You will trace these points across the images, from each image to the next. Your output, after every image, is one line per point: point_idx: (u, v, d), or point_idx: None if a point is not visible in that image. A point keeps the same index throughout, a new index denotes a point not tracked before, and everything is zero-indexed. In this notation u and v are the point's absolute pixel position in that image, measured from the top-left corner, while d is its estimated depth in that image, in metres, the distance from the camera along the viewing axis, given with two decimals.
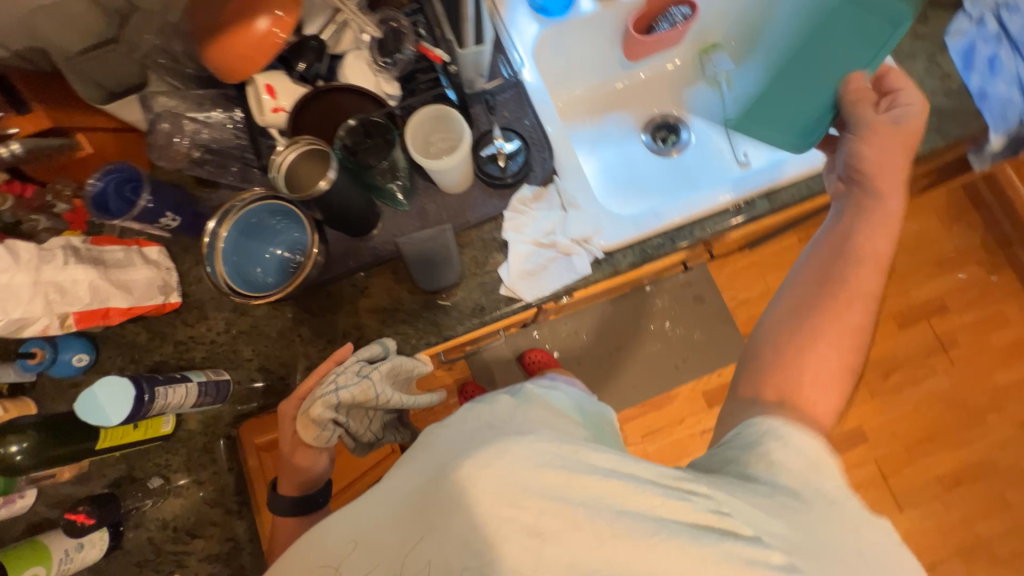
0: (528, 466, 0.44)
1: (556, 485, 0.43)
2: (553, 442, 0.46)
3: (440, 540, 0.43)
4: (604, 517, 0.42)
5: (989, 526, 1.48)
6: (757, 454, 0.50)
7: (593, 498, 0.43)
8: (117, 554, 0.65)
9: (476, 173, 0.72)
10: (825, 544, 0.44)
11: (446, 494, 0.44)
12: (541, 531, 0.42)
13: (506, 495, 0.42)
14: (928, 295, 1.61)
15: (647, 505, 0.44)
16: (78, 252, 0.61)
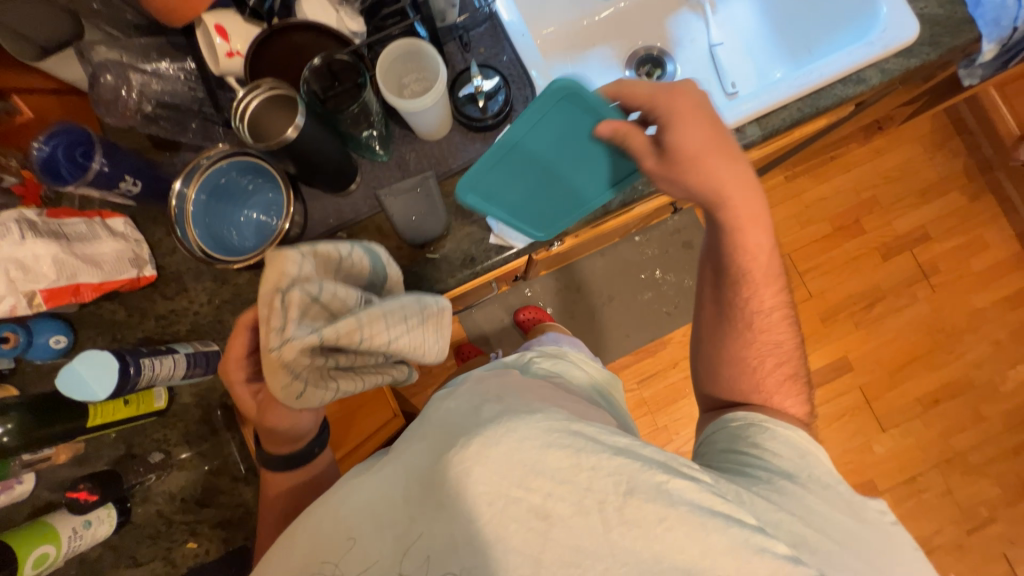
0: (534, 444, 0.44)
1: (563, 467, 0.44)
2: (561, 422, 0.46)
3: (446, 521, 0.44)
4: (611, 499, 0.43)
5: (964, 439, 1.57)
6: (754, 445, 0.58)
7: (599, 476, 0.44)
8: (128, 529, 0.65)
9: (454, 116, 0.68)
10: (819, 521, 0.52)
11: (451, 477, 0.44)
12: (548, 514, 0.43)
13: (513, 473, 0.44)
14: (909, 226, 1.64)
15: (654, 481, 0.45)
16: (34, 225, 0.56)
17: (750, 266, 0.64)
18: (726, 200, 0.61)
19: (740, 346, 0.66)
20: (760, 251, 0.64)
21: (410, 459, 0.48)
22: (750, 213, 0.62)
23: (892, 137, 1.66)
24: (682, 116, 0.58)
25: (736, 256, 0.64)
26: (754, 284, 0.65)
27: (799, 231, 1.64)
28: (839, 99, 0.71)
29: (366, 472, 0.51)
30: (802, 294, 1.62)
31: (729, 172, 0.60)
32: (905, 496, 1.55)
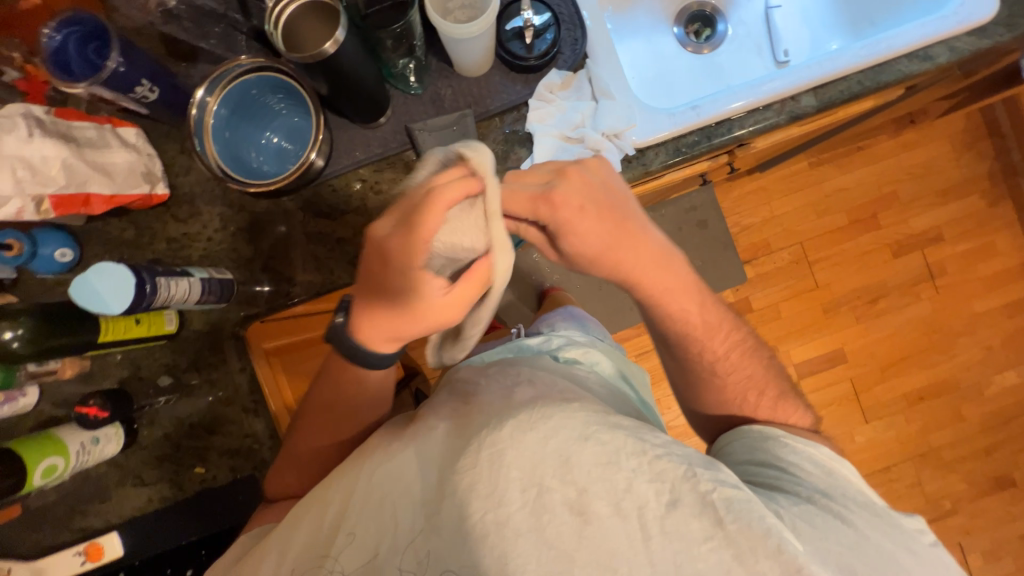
0: (572, 437, 0.49)
1: (600, 464, 0.48)
2: (600, 419, 0.51)
3: (479, 503, 0.47)
4: (651, 506, 0.47)
5: (941, 436, 1.63)
6: (779, 459, 0.61)
7: (638, 480, 0.48)
8: (135, 450, 0.65)
9: (496, 52, 0.63)
10: (863, 542, 0.52)
11: (488, 459, 0.48)
12: (586, 510, 0.47)
13: (547, 462, 0.48)
14: (925, 225, 1.63)
15: (697, 494, 0.48)
16: (43, 123, 0.53)
17: (685, 330, 0.68)
18: (644, 281, 0.62)
19: (716, 392, 0.72)
20: (691, 312, 0.67)
21: (445, 437, 0.52)
22: (664, 287, 0.63)
23: (923, 132, 1.62)
24: (574, 212, 0.54)
25: (670, 327, 0.68)
26: (699, 341, 0.69)
27: (815, 220, 1.62)
28: (901, 76, 0.67)
29: (401, 443, 0.54)
30: (809, 283, 1.62)
31: (634, 258, 0.59)
32: (876, 484, 1.62)
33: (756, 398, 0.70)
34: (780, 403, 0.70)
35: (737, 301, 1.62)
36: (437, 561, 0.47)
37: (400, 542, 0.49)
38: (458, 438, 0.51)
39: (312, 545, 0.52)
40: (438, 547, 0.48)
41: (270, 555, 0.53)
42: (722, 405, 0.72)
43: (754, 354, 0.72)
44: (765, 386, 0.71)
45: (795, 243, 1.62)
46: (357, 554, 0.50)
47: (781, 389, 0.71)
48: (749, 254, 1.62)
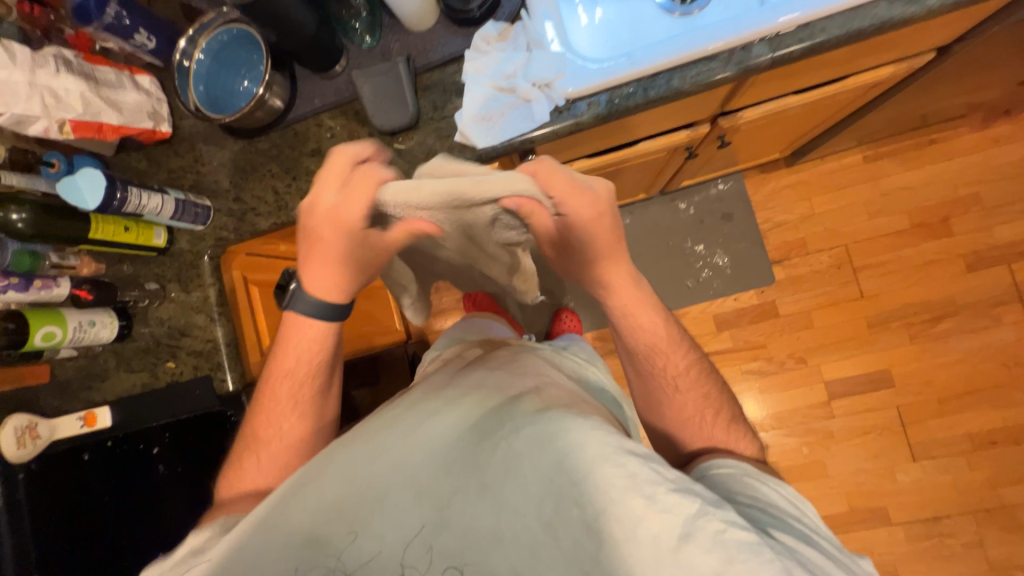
0: (588, 455, 0.47)
1: (617, 486, 0.46)
2: (615, 438, 0.49)
3: (495, 508, 0.47)
4: (665, 537, 0.44)
5: (1018, 492, 1.33)
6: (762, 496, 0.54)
7: (653, 508, 0.45)
8: (128, 341, 0.79)
9: (439, 6, 0.67)
10: None
11: (507, 461, 0.49)
12: (602, 531, 0.45)
13: (560, 476, 0.47)
14: (1016, 235, 1.36)
15: (711, 529, 0.44)
16: (69, 64, 0.66)
17: (649, 341, 0.68)
18: (616, 291, 0.66)
19: (675, 408, 0.69)
20: (654, 326, 0.68)
21: (456, 431, 0.52)
22: (634, 299, 0.67)
23: (1021, 125, 1.37)
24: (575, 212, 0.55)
25: (635, 336, 0.68)
26: (659, 352, 0.68)
27: (867, 220, 1.43)
28: (880, 22, 0.60)
29: (406, 427, 0.53)
30: (852, 291, 1.43)
31: (615, 272, 0.65)
32: (921, 535, 1.36)
33: (713, 417, 0.67)
34: (732, 428, 0.67)
35: (762, 304, 1.47)
36: (445, 557, 0.46)
37: (405, 536, 0.47)
38: (469, 436, 0.51)
39: (304, 531, 0.48)
40: (445, 544, 0.46)
41: (255, 540, 0.48)
42: (682, 426, 0.68)
43: (709, 376, 0.70)
44: (720, 407, 0.68)
45: (838, 245, 1.44)
46: (361, 550, 0.47)
47: (734, 413, 0.69)
48: (781, 254, 1.47)
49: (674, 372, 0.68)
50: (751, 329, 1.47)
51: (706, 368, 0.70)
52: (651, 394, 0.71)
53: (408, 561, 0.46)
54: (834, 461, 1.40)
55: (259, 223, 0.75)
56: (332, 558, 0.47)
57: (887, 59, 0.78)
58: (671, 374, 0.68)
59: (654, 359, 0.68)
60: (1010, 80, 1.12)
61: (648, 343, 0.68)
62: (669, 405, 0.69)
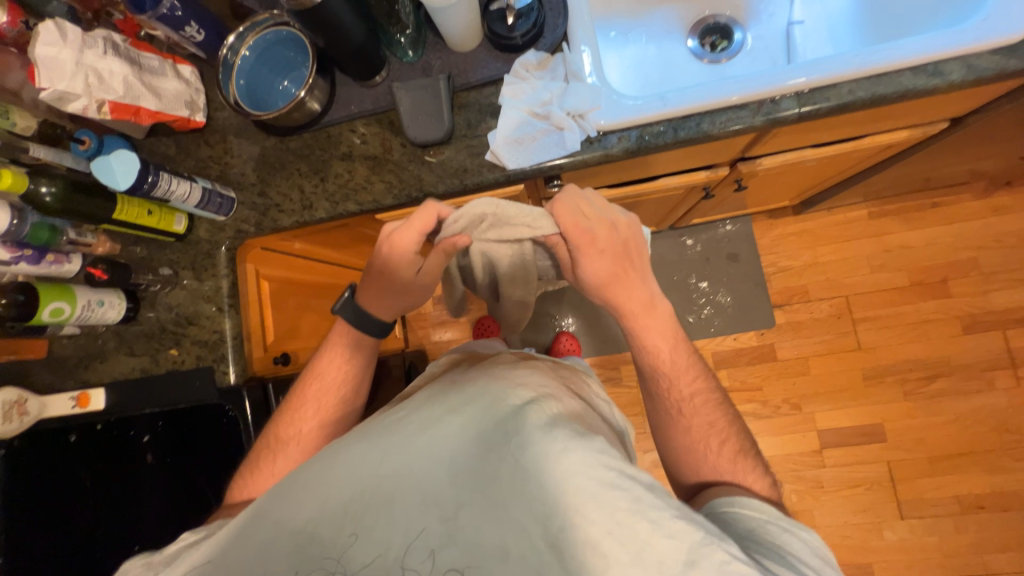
0: (594, 476, 0.45)
1: (623, 509, 0.44)
2: (621, 460, 0.47)
3: (499, 521, 0.46)
4: (668, 564, 0.43)
5: (1003, 560, 1.32)
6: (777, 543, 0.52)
7: (657, 534, 0.44)
8: (133, 325, 0.78)
9: (484, 31, 0.70)
10: None
11: (510, 476, 0.47)
12: (605, 554, 0.43)
13: (566, 496, 0.45)
14: (1011, 303, 1.39)
15: (716, 560, 0.43)
16: (116, 47, 0.67)
17: (654, 362, 0.70)
18: (627, 315, 0.69)
19: (680, 434, 0.68)
20: (660, 349, 0.69)
21: (462, 438, 0.50)
22: (645, 323, 0.69)
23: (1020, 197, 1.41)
24: (586, 253, 0.65)
25: (642, 356, 0.70)
26: (668, 374, 0.70)
27: (868, 274, 1.46)
28: (904, 89, 0.62)
29: (412, 431, 0.50)
30: (849, 342, 1.45)
31: (630, 299, 0.67)
32: None
33: (719, 446, 0.66)
34: (739, 459, 0.65)
35: (760, 346, 1.48)
36: (447, 564, 0.45)
37: (406, 542, 0.46)
38: (476, 445, 0.49)
39: (310, 526, 0.48)
40: (447, 553, 0.45)
41: (264, 530, 0.49)
42: (689, 454, 0.67)
43: (721, 407, 0.69)
44: (728, 436, 0.67)
45: (839, 295, 1.46)
46: (363, 552, 0.46)
47: (743, 444, 0.66)
48: (783, 299, 1.49)
49: (684, 396, 0.69)
50: (748, 370, 1.48)
51: (718, 397, 0.69)
52: (661, 419, 0.70)
53: (408, 566, 0.45)
54: (821, 511, 1.39)
55: (281, 220, 0.76)
56: (334, 559, 0.46)
57: (903, 123, 0.81)
58: (680, 399, 0.69)
59: (661, 380, 0.70)
60: (1014, 155, 1.17)
61: (658, 364, 0.70)
62: (679, 431, 0.68)
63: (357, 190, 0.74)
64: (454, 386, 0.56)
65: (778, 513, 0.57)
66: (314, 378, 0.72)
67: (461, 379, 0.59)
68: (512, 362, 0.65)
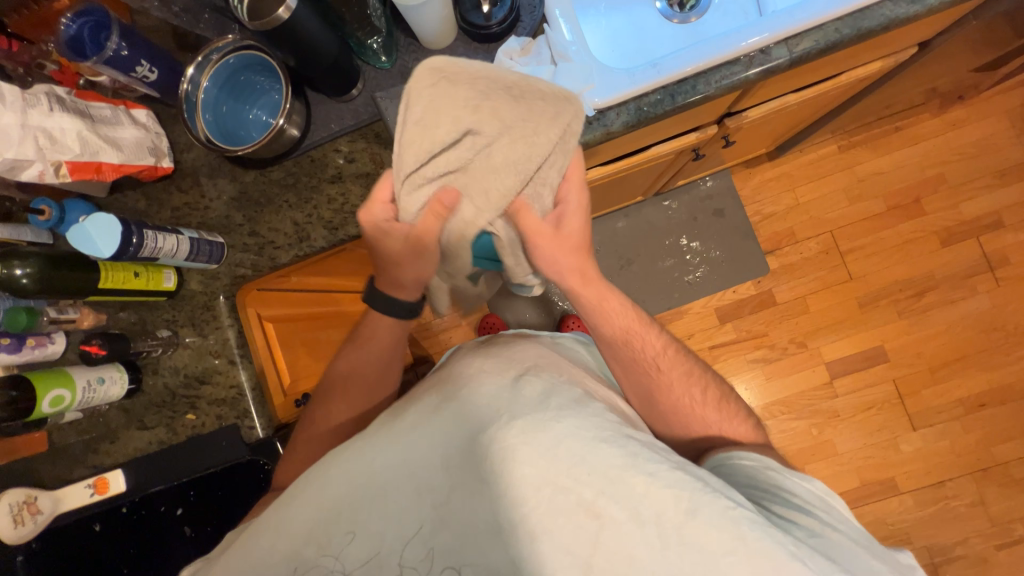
0: (586, 439, 0.43)
1: (617, 467, 0.42)
2: (614, 423, 0.45)
3: (492, 498, 0.43)
4: (668, 516, 0.41)
5: (1008, 449, 1.41)
6: (783, 488, 0.53)
7: (655, 486, 0.42)
8: (139, 396, 0.72)
9: (458, 23, 0.66)
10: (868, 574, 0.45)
11: (500, 454, 0.43)
12: (600, 514, 0.41)
13: (561, 461, 0.42)
14: (980, 210, 1.47)
15: (718, 508, 0.42)
16: (62, 101, 0.61)
17: (623, 326, 0.64)
18: (588, 284, 0.62)
19: (665, 393, 0.64)
20: (625, 312, 0.64)
21: (453, 420, 0.46)
22: (601, 289, 0.63)
23: (974, 109, 1.48)
24: (576, 202, 0.60)
25: (608, 324, 0.63)
26: (635, 335, 0.64)
27: (848, 206, 1.50)
28: (887, 21, 0.63)
29: (407, 422, 0.46)
30: (841, 274, 1.50)
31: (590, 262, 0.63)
32: (928, 501, 1.41)
33: (702, 395, 0.65)
34: (723, 406, 0.66)
35: (759, 294, 1.52)
36: (446, 555, 0.43)
37: (405, 533, 0.43)
38: (469, 425, 0.45)
39: (304, 535, 0.44)
40: (444, 543, 0.43)
41: (258, 544, 0.45)
42: (677, 411, 0.64)
43: (687, 355, 0.68)
44: (707, 383, 0.67)
45: (824, 231, 1.51)
46: (362, 547, 0.43)
47: (720, 390, 0.67)
48: (772, 245, 1.52)
49: (655, 356, 0.65)
50: (751, 319, 1.52)
51: (684, 348, 0.68)
52: (637, 391, 0.65)
53: (408, 559, 0.43)
54: (841, 438, 1.45)
55: (280, 259, 0.72)
56: (333, 557, 0.43)
57: (875, 55, 0.83)
58: (653, 356, 0.65)
59: (634, 346, 0.64)
60: (968, 69, 1.21)
61: (622, 333, 0.64)
62: (662, 390, 0.64)
63: (355, 211, 0.70)
64: (445, 369, 0.53)
65: (784, 466, 0.58)
66: (326, 381, 0.68)
67: (449, 365, 0.55)
68: (497, 336, 0.62)
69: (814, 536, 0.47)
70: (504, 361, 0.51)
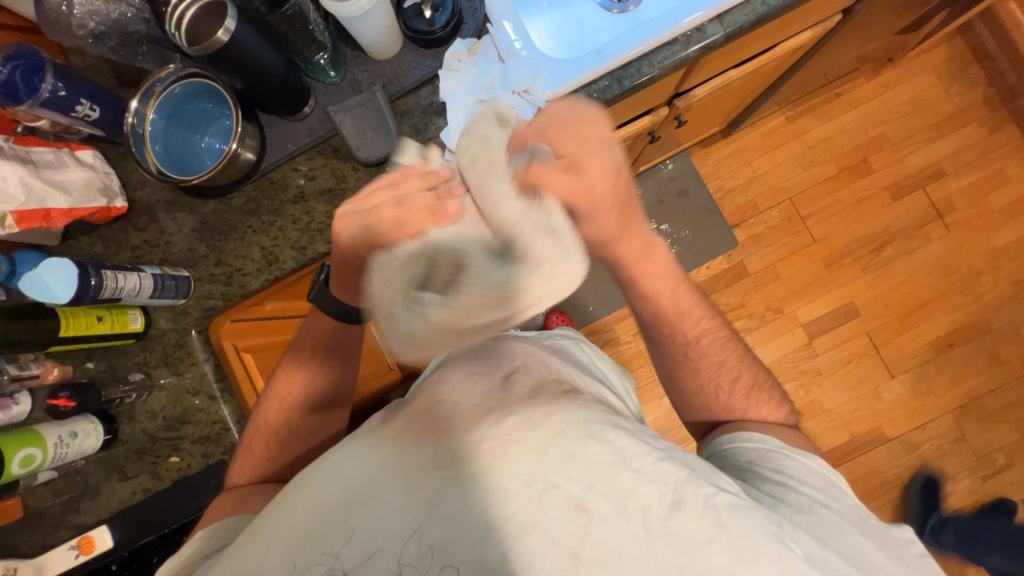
0: (574, 433, 0.44)
1: (605, 462, 0.43)
2: (603, 419, 0.47)
3: (481, 497, 0.42)
4: (655, 508, 0.42)
5: (980, 384, 1.48)
6: (777, 470, 0.54)
7: (642, 480, 0.42)
8: (116, 446, 0.69)
9: (403, 32, 0.67)
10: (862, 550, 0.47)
11: (489, 455, 0.43)
12: (589, 508, 0.41)
13: (550, 457, 0.43)
14: (923, 162, 1.55)
15: (702, 496, 0.42)
16: (1, 149, 0.59)
17: (660, 308, 0.65)
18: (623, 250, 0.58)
19: (694, 374, 0.66)
20: (668, 292, 0.64)
21: (447, 424, 0.47)
22: (651, 265, 0.61)
23: (904, 69, 1.57)
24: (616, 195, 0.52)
25: (647, 307, 0.65)
26: (674, 318, 0.65)
27: (802, 172, 1.57)
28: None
29: (407, 427, 0.49)
30: (805, 239, 1.56)
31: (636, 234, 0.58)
32: (915, 443, 1.47)
33: (731, 385, 0.65)
34: (754, 395, 0.64)
35: (732, 267, 1.56)
36: (443, 557, 0.41)
37: (399, 535, 0.42)
38: (460, 427, 0.46)
39: (301, 536, 0.44)
40: (440, 541, 0.41)
41: (251, 551, 0.44)
42: (700, 395, 0.66)
43: (729, 341, 0.67)
44: (744, 371, 0.65)
45: (784, 199, 1.57)
46: (358, 548, 0.42)
47: (758, 377, 0.65)
48: (737, 218, 1.57)
49: (695, 341, 0.66)
50: (728, 292, 1.56)
51: (725, 331, 0.68)
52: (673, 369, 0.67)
53: (405, 559, 0.41)
54: (827, 396, 1.50)
55: (250, 285, 0.71)
56: (331, 556, 0.42)
57: (805, 25, 0.87)
58: (689, 341, 0.66)
59: (671, 328, 0.66)
60: (891, 33, 1.29)
61: (666, 313, 0.65)
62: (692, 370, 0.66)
63: (322, 228, 0.70)
64: (436, 380, 0.54)
65: (787, 441, 0.59)
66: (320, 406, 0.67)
67: (440, 374, 0.56)
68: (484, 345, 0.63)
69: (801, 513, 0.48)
70: (494, 364, 0.55)
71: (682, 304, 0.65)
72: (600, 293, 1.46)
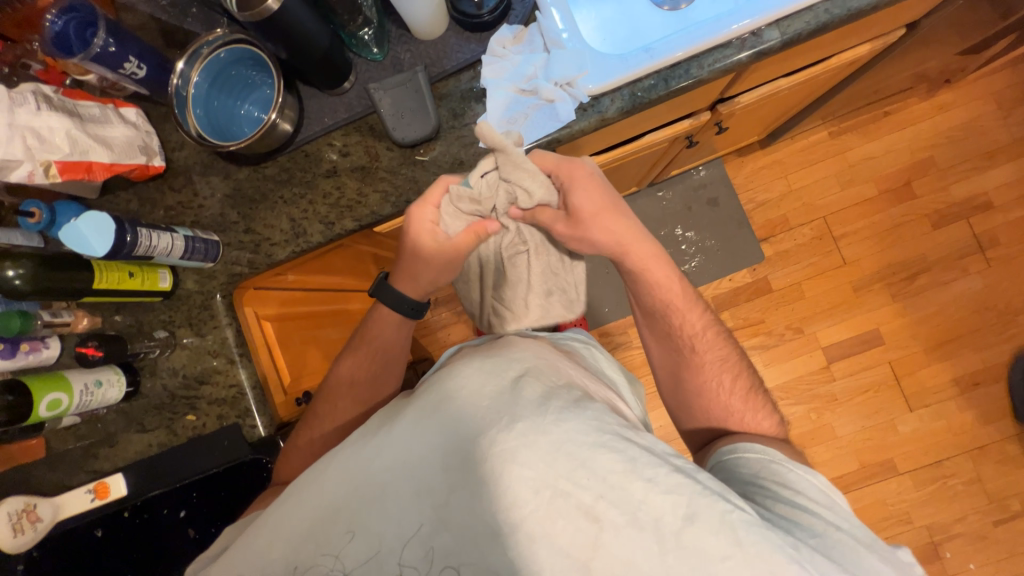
0: (584, 443, 0.43)
1: (616, 472, 0.42)
2: (615, 425, 0.45)
3: (491, 502, 0.42)
4: (667, 520, 0.41)
5: (1003, 427, 1.43)
6: (786, 486, 0.53)
7: (653, 491, 0.42)
8: (137, 399, 0.72)
9: (450, 14, 0.66)
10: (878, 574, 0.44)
11: (497, 463, 0.43)
12: (599, 518, 0.41)
13: (560, 464, 0.42)
14: (969, 192, 1.49)
15: (716, 511, 0.41)
16: (50, 100, 0.60)
17: (665, 297, 0.66)
18: (635, 242, 0.63)
19: (693, 373, 0.68)
20: (671, 281, 0.66)
21: (453, 420, 0.45)
22: (645, 254, 0.64)
23: (960, 92, 1.50)
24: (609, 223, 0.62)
25: (647, 293, 0.66)
26: (676, 309, 0.67)
27: (839, 192, 1.52)
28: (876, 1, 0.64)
29: (409, 420, 0.46)
30: (834, 260, 1.51)
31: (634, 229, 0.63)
32: (927, 480, 1.43)
33: (731, 384, 0.67)
34: (750, 397, 0.66)
35: (755, 282, 1.53)
36: (446, 558, 0.42)
37: (404, 535, 0.43)
38: (469, 426, 0.45)
39: (304, 532, 0.44)
40: (445, 544, 0.42)
41: (258, 543, 0.45)
42: (704, 394, 0.67)
43: (728, 340, 0.69)
44: (738, 372, 0.68)
45: (818, 217, 1.52)
46: (362, 547, 0.43)
47: (752, 381, 0.68)
48: (766, 232, 1.53)
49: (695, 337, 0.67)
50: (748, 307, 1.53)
51: (723, 330, 0.70)
52: (681, 371, 0.69)
53: (406, 560, 0.43)
54: (840, 422, 1.47)
55: (275, 255, 0.71)
56: (332, 556, 0.43)
57: (864, 37, 0.83)
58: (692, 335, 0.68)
59: (672, 318, 0.67)
60: (952, 53, 1.22)
61: (667, 304, 0.67)
62: (695, 369, 0.68)
63: (351, 206, 0.70)
64: (439, 371, 0.52)
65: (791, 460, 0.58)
66: (336, 382, 0.68)
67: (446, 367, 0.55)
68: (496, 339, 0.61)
69: (813, 535, 0.47)
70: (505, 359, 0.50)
71: (682, 296, 0.67)
72: (617, 296, 1.45)
